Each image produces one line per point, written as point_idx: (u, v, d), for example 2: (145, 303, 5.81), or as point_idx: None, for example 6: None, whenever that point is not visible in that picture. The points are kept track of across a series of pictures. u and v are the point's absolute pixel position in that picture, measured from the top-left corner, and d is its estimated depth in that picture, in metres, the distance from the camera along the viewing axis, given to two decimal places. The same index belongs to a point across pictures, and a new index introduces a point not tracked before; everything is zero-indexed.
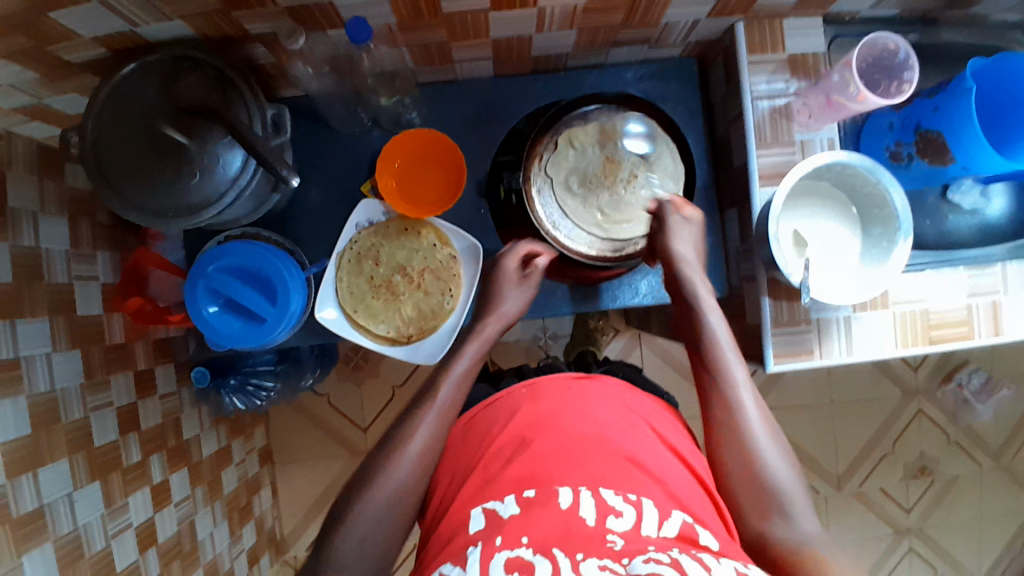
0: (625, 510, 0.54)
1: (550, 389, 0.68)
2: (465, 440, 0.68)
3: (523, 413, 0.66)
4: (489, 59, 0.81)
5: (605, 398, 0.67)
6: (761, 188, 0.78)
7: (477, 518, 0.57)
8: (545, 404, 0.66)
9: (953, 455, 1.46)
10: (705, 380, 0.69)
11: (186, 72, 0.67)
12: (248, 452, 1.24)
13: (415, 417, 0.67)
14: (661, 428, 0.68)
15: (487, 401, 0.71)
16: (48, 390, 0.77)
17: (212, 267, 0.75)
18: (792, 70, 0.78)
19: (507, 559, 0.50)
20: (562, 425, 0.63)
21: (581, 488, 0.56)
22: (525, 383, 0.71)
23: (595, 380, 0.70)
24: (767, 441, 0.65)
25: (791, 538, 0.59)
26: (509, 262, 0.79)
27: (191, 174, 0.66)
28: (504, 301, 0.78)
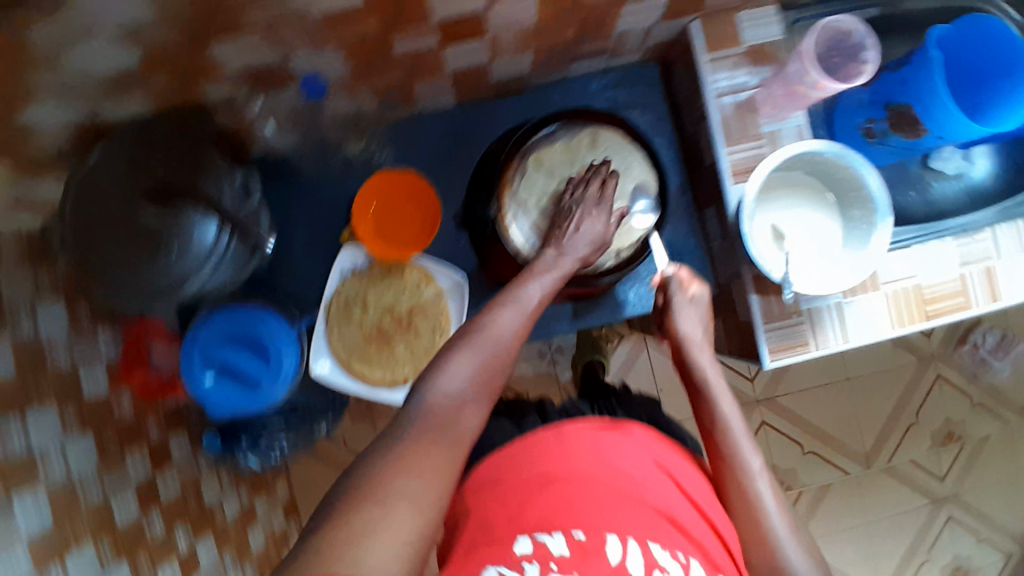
0: (673, 569, 0.56)
1: (577, 436, 0.69)
2: (483, 481, 0.67)
3: (556, 460, 0.66)
4: (450, 92, 0.82)
5: (632, 447, 0.69)
6: (735, 185, 0.77)
7: (522, 541, 0.57)
8: (583, 453, 0.66)
9: (980, 416, 1.44)
10: (722, 471, 0.68)
11: (152, 151, 0.67)
12: (272, 508, 1.24)
13: (497, 306, 0.64)
14: (687, 481, 0.68)
15: (513, 443, 0.70)
16: (65, 478, 0.76)
17: (203, 337, 0.76)
18: (753, 60, 0.77)
19: None
20: (600, 477, 0.64)
21: (629, 538, 0.58)
22: (548, 427, 0.71)
23: (622, 432, 0.70)
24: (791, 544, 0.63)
25: None
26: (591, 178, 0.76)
27: (169, 251, 0.67)
28: (584, 216, 0.73)
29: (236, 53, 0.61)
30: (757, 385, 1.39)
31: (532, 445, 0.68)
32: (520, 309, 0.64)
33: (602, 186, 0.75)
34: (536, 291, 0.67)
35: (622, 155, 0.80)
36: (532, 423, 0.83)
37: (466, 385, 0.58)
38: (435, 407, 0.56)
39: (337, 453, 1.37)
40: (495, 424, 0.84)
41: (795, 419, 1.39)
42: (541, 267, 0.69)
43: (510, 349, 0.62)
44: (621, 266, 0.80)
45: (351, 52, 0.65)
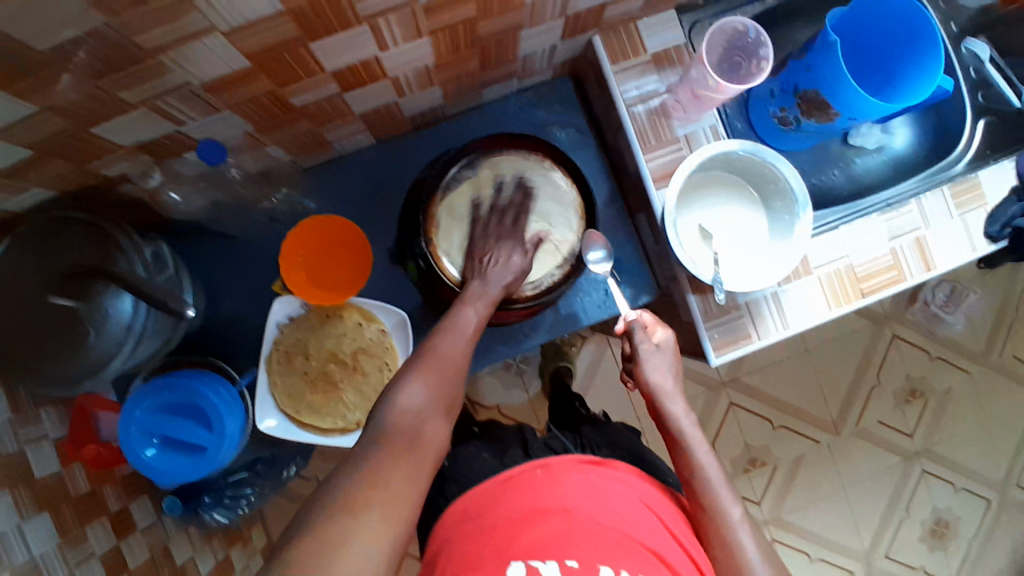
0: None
1: (565, 472, 0.68)
2: (467, 517, 0.67)
3: (545, 495, 0.66)
4: (364, 132, 0.81)
5: (619, 487, 0.68)
6: (659, 190, 0.76)
7: (515, 565, 0.58)
8: (575, 488, 0.67)
9: (940, 370, 1.47)
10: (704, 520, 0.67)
11: (62, 233, 0.66)
12: (251, 556, 1.23)
13: (443, 330, 0.64)
14: (671, 520, 0.68)
15: (500, 478, 0.69)
16: (27, 558, 0.77)
17: (140, 411, 0.74)
18: (658, 66, 0.77)
19: None
20: (591, 515, 0.64)
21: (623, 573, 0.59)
22: (536, 463, 0.71)
23: (603, 467, 0.71)
24: None
25: None
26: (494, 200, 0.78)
27: (87, 334, 0.66)
28: (504, 249, 0.73)
29: (129, 130, 0.60)
30: (721, 369, 1.41)
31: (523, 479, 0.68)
32: (464, 333, 0.64)
33: (517, 216, 0.77)
34: (470, 318, 0.66)
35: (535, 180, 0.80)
36: (492, 448, 0.84)
37: (427, 402, 0.56)
38: (399, 421, 0.53)
39: None
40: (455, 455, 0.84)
41: (762, 397, 1.41)
42: (479, 295, 0.69)
43: (459, 372, 0.61)
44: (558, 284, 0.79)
45: (248, 110, 0.64)
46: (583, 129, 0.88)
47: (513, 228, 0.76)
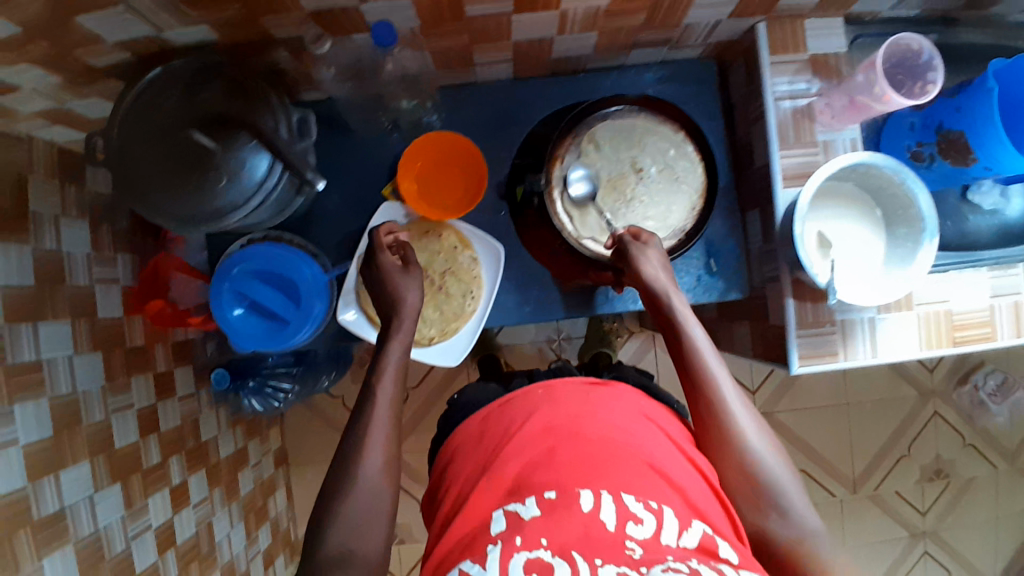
0: (646, 518, 0.57)
1: (565, 394, 0.74)
2: (479, 439, 0.74)
3: (545, 413, 0.71)
4: (508, 62, 0.81)
5: (607, 402, 0.72)
6: (785, 190, 0.77)
7: (498, 520, 0.60)
8: (566, 409, 0.70)
9: (969, 457, 1.45)
10: (707, 410, 0.69)
11: (209, 81, 0.68)
12: (264, 454, 1.30)
13: (363, 414, 0.69)
14: (666, 425, 0.72)
15: (503, 402, 0.77)
16: (71, 391, 0.85)
17: (237, 270, 0.76)
18: (815, 69, 0.79)
19: (526, 559, 0.54)
20: (582, 434, 0.67)
21: (602, 493, 0.59)
22: (540, 384, 0.77)
23: (607, 388, 0.76)
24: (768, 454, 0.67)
25: (794, 537, 0.64)
26: (388, 255, 0.79)
27: (219, 179, 0.67)
28: (404, 293, 0.76)
29: None
30: (771, 380, 1.40)
31: (524, 400, 0.75)
32: (391, 377, 0.71)
33: (408, 260, 0.79)
34: (387, 390, 0.70)
35: (663, 153, 0.77)
36: None
37: (359, 515, 0.63)
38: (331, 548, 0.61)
39: (335, 413, 1.41)
40: (473, 390, 0.90)
41: (789, 434, 1.41)
42: (408, 308, 0.75)
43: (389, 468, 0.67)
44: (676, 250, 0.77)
45: (424, 6, 0.64)
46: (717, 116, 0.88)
47: (406, 269, 0.78)
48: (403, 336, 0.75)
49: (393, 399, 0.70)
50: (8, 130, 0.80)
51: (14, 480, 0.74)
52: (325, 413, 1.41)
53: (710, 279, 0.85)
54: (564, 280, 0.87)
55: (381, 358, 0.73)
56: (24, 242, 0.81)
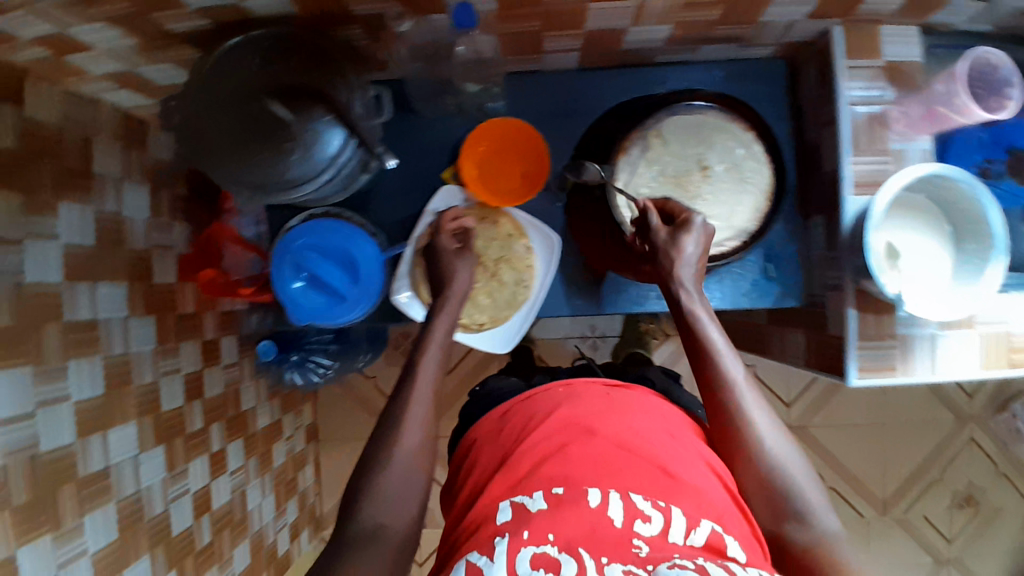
0: (654, 516, 0.58)
1: (585, 393, 0.74)
2: (497, 434, 0.74)
3: (563, 409, 0.71)
4: (577, 51, 0.80)
5: (613, 401, 0.72)
6: (855, 197, 0.76)
7: (505, 510, 0.61)
8: (582, 407, 0.70)
9: (1002, 486, 1.42)
10: (720, 406, 0.68)
11: (284, 54, 0.68)
12: (296, 428, 1.32)
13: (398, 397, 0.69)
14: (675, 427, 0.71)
15: (526, 397, 0.77)
16: (124, 352, 0.86)
17: (299, 243, 0.78)
18: (890, 77, 0.77)
19: (533, 554, 0.54)
20: (595, 433, 0.67)
21: (610, 491, 0.60)
22: (561, 383, 0.78)
23: (631, 390, 0.76)
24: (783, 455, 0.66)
25: (808, 539, 0.62)
26: (445, 236, 0.79)
27: (293, 151, 0.67)
28: (456, 274, 0.76)
29: None
30: (812, 390, 1.39)
31: (545, 398, 0.75)
32: (435, 351, 0.71)
33: (465, 243, 0.79)
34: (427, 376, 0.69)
35: (728, 151, 0.77)
36: None
37: (394, 495, 0.63)
38: (360, 526, 0.61)
39: (368, 394, 1.44)
40: (498, 380, 0.93)
41: (820, 450, 1.40)
42: (456, 291, 0.75)
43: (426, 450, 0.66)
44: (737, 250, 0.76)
45: None
46: (781, 119, 0.87)
47: (461, 250, 0.78)
48: (451, 309, 0.74)
49: (435, 378, 0.70)
50: (78, 91, 0.81)
51: (64, 434, 0.76)
52: (358, 393, 1.44)
53: (767, 283, 0.85)
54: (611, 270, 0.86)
55: (425, 336, 0.72)
56: (89, 203, 0.82)
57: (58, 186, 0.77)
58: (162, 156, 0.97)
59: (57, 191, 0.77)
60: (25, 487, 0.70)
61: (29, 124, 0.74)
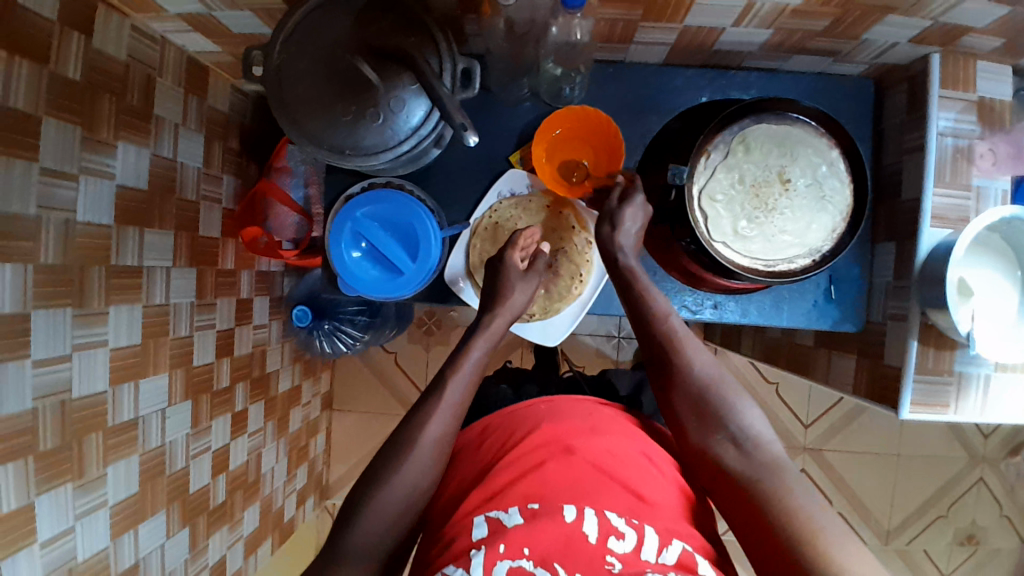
0: (628, 533, 0.59)
1: (568, 409, 0.74)
2: (484, 440, 0.74)
3: (545, 424, 0.71)
4: (666, 46, 0.78)
5: (575, 410, 0.74)
6: (932, 229, 0.75)
7: (479, 525, 0.60)
8: (563, 424, 0.71)
9: (1005, 528, 1.43)
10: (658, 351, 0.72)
11: (381, 15, 0.66)
12: (314, 395, 1.31)
13: (424, 412, 0.67)
14: (631, 432, 0.72)
15: (509, 409, 0.77)
16: (163, 302, 0.84)
17: (360, 212, 0.77)
18: (980, 113, 0.75)
19: (509, 567, 0.56)
20: (575, 450, 0.67)
21: (586, 508, 0.61)
22: (544, 399, 0.77)
23: (613, 408, 0.77)
24: (713, 384, 0.69)
25: (740, 461, 0.64)
26: (514, 255, 0.79)
27: (374, 117, 0.66)
28: (513, 292, 0.76)
29: None
30: (834, 411, 1.39)
31: (527, 413, 0.74)
32: (465, 377, 0.70)
33: (534, 266, 0.80)
34: (458, 383, 0.69)
35: (811, 167, 0.75)
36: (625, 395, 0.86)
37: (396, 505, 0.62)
38: (365, 530, 0.60)
39: (388, 369, 1.42)
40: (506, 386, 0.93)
41: (831, 473, 1.40)
42: (508, 305, 0.76)
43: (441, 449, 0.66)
44: (811, 267, 0.75)
45: None
46: (863, 140, 0.85)
47: (526, 272, 0.79)
48: (507, 312, 0.76)
49: (468, 385, 0.70)
50: (148, 29, 0.78)
51: (97, 381, 0.74)
52: (377, 366, 1.43)
53: (827, 305, 0.86)
54: (662, 263, 0.86)
55: (461, 355, 0.72)
56: (146, 144, 0.79)
57: (119, 124, 0.74)
58: (220, 106, 0.94)
59: (117, 129, 0.74)
60: (53, 432, 0.68)
61: (100, 56, 0.71)
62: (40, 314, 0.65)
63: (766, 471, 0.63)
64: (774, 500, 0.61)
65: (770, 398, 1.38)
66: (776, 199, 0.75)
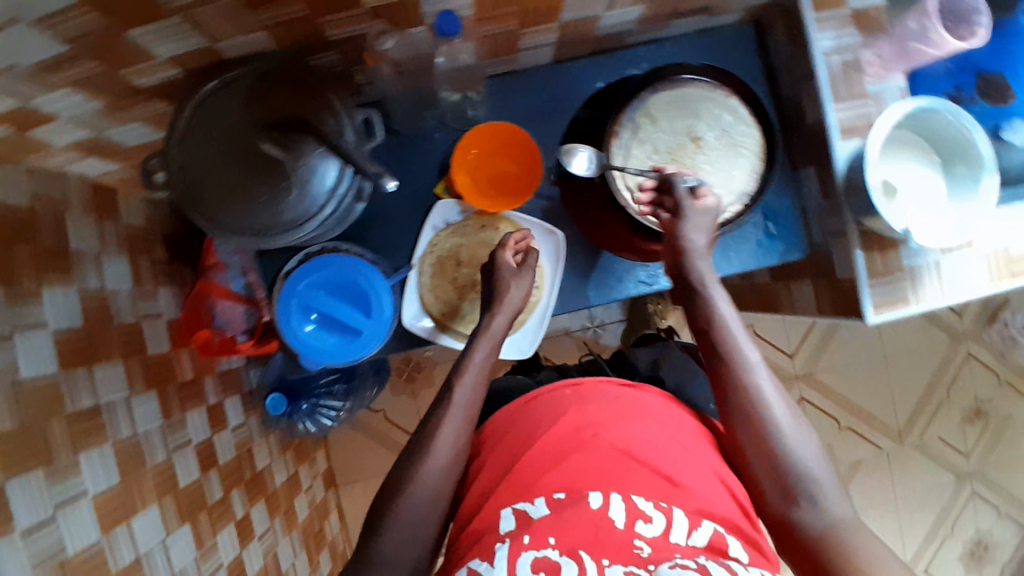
0: (656, 516, 0.60)
1: (597, 397, 0.73)
2: (500, 439, 0.72)
3: (572, 414, 0.70)
4: (551, 45, 0.80)
5: (602, 399, 0.72)
6: (843, 142, 0.78)
7: (507, 518, 0.61)
8: (590, 412, 0.70)
9: (1006, 395, 1.48)
10: (733, 388, 0.70)
11: (272, 86, 0.65)
12: (314, 477, 1.29)
13: (420, 458, 0.66)
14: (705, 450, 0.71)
15: (530, 399, 0.75)
16: (131, 434, 0.81)
17: (302, 285, 0.76)
18: (858, 24, 0.78)
19: (534, 558, 0.56)
20: (601, 438, 0.67)
21: (612, 493, 0.61)
22: (567, 383, 0.76)
23: (638, 390, 0.75)
24: (795, 437, 0.67)
25: (815, 521, 0.65)
26: (507, 253, 0.79)
27: (289, 190, 0.66)
28: (509, 288, 0.77)
29: None
30: (811, 336, 1.43)
31: (551, 400, 0.73)
32: (472, 377, 0.71)
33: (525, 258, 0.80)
34: (462, 395, 0.70)
35: (715, 119, 0.78)
36: None
37: None
38: None
39: (380, 427, 1.41)
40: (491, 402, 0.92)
41: (831, 394, 1.43)
42: (507, 302, 0.76)
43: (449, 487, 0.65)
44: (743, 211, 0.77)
45: None
46: (758, 80, 0.89)
47: (519, 268, 0.79)
48: (506, 310, 0.76)
49: (472, 398, 0.70)
50: (43, 167, 0.76)
51: (88, 533, 0.70)
52: (370, 427, 1.41)
53: (771, 241, 0.89)
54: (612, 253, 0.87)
55: (464, 358, 0.73)
56: (71, 283, 0.76)
57: (40, 271, 0.72)
58: (137, 221, 0.92)
59: (38, 274, 0.71)
60: None
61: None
62: (13, 485, 0.63)
63: (841, 527, 0.64)
64: (846, 564, 0.61)
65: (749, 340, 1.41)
66: (694, 160, 0.78)
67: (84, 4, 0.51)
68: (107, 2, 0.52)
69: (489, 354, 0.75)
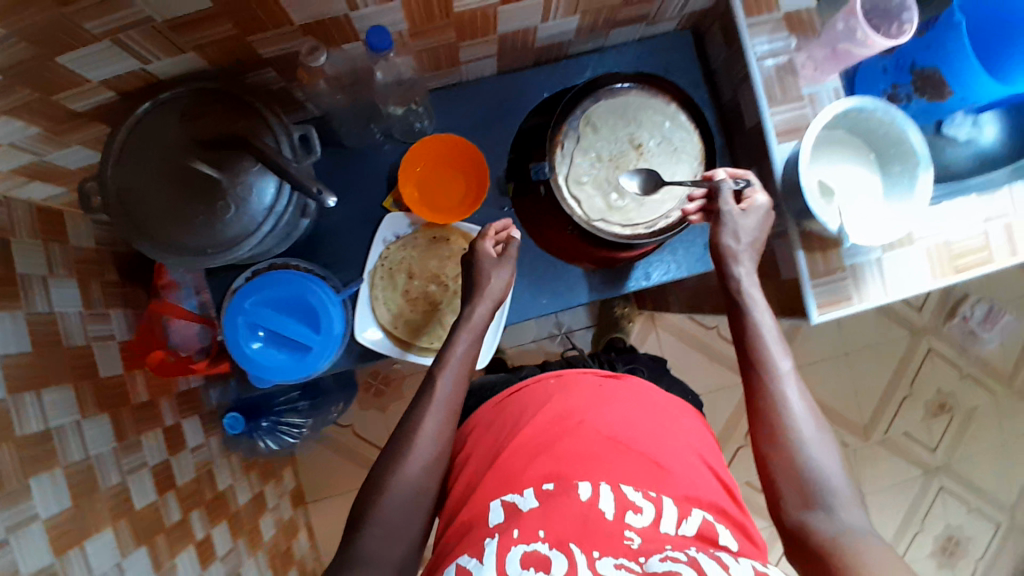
0: (645, 506, 0.59)
1: (582, 385, 0.74)
2: (490, 428, 0.73)
3: (555, 401, 0.71)
4: (492, 57, 0.81)
5: (589, 386, 0.74)
6: (780, 145, 0.80)
7: (496, 510, 0.61)
8: (572, 400, 0.71)
9: (968, 387, 1.50)
10: (756, 391, 0.69)
11: (207, 105, 0.66)
12: (280, 496, 1.28)
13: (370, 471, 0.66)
14: (704, 449, 0.71)
15: (515, 391, 0.76)
16: (83, 456, 0.80)
17: (249, 303, 0.76)
18: (790, 27, 0.80)
19: (524, 552, 0.55)
20: (586, 425, 0.68)
21: (601, 483, 0.61)
22: (553, 374, 0.77)
23: (620, 380, 0.76)
24: (817, 445, 0.65)
25: (828, 526, 0.60)
26: (486, 243, 0.78)
27: (226, 209, 0.66)
28: (490, 278, 0.77)
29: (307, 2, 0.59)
30: None
31: (534, 391, 0.75)
32: (452, 368, 0.72)
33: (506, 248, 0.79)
34: (444, 384, 0.71)
35: (656, 126, 0.79)
36: None
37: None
38: None
39: (348, 443, 1.41)
40: None
41: None
42: (487, 291, 0.76)
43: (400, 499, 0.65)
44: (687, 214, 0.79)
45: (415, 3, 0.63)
46: (698, 86, 0.90)
47: (500, 257, 0.78)
48: (486, 299, 0.76)
49: (451, 391, 0.71)
50: None
51: (37, 560, 0.69)
52: (338, 443, 1.41)
53: None
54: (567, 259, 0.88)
55: (445, 351, 0.74)
56: (18, 306, 0.75)
57: None
58: (88, 243, 0.92)
59: None
60: None
61: None
62: None
63: (856, 533, 0.59)
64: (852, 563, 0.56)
65: (713, 341, 1.43)
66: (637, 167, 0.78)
67: (10, 30, 0.51)
68: (34, 30, 0.52)
69: (471, 345, 0.75)
